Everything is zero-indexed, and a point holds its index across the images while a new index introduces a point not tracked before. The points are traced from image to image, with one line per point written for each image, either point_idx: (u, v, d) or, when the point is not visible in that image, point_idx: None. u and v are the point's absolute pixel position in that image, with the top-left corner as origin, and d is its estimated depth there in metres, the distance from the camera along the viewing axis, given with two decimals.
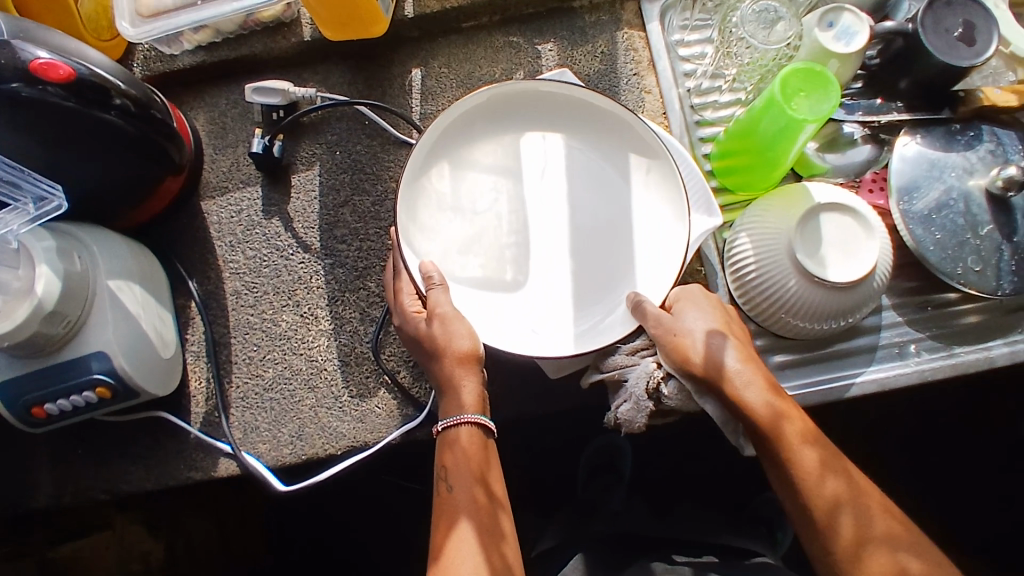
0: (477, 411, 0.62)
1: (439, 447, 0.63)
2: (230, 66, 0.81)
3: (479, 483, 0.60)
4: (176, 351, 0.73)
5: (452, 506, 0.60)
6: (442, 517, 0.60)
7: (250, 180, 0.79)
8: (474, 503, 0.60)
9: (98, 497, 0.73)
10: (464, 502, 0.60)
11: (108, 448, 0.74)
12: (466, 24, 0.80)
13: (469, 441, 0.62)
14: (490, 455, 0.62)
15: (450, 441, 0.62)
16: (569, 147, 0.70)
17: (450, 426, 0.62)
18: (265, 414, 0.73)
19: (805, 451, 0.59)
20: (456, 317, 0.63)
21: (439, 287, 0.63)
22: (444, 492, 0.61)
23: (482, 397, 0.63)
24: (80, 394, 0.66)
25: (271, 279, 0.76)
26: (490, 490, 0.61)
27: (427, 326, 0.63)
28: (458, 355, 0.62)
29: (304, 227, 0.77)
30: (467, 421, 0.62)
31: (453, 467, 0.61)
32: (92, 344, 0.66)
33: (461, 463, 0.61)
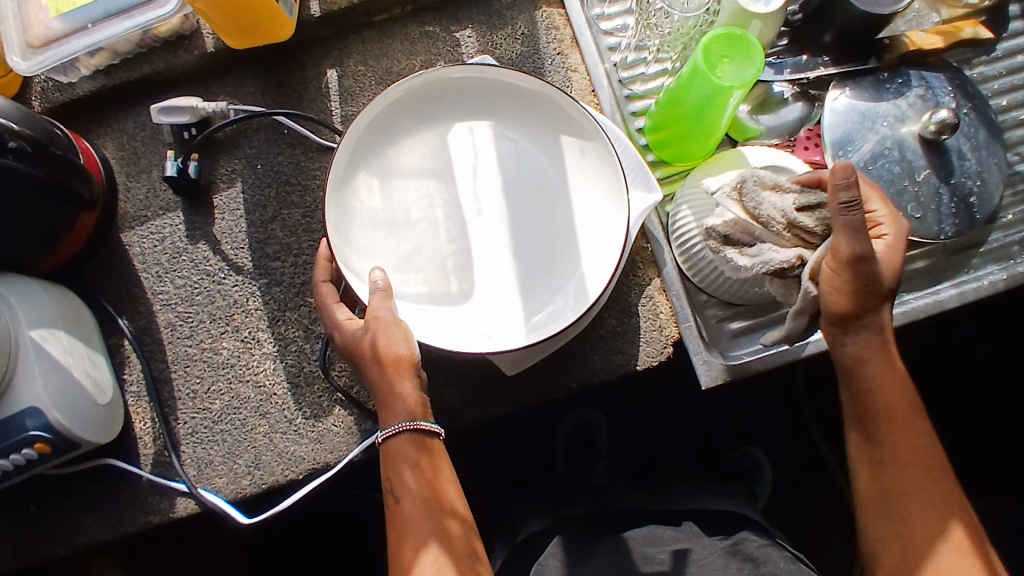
0: (417, 416, 0.61)
1: (381, 461, 0.62)
2: (134, 88, 0.77)
3: (429, 503, 0.61)
4: (114, 395, 0.70)
5: (407, 532, 0.60)
6: (394, 531, 0.61)
7: (170, 205, 0.75)
8: (430, 526, 0.60)
9: (55, 555, 0.70)
10: (420, 528, 0.60)
11: (60, 503, 0.71)
12: (378, 17, 0.77)
13: (417, 463, 0.61)
14: (438, 468, 0.62)
15: (397, 466, 0.61)
16: (496, 136, 0.68)
17: (388, 440, 0.61)
18: (218, 447, 0.70)
19: (908, 435, 0.60)
20: (398, 324, 0.61)
21: (377, 291, 0.61)
22: (393, 505, 0.61)
23: (421, 400, 0.62)
24: (18, 453, 0.62)
25: (207, 305, 0.73)
26: (443, 506, 0.61)
27: (362, 337, 0.61)
28: (394, 361, 0.60)
29: (234, 248, 0.74)
30: (407, 431, 0.61)
31: (401, 489, 0.61)
32: (23, 401, 0.62)
33: (409, 485, 0.60)
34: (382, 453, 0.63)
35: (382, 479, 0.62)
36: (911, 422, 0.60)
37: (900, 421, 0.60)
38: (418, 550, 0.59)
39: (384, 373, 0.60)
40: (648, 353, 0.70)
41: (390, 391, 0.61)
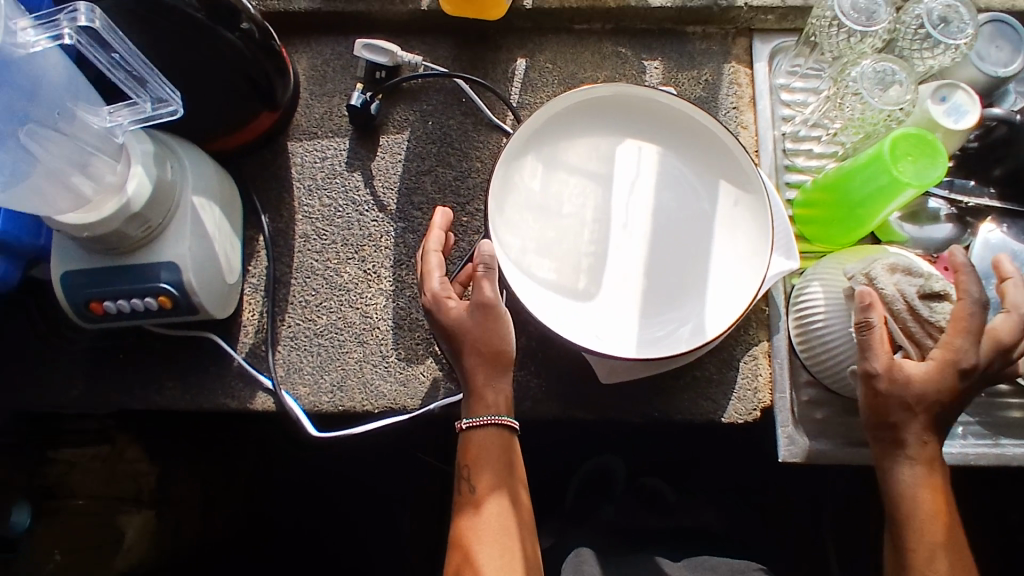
0: (499, 413, 0.65)
1: (460, 445, 0.66)
2: (344, 20, 0.83)
3: (502, 499, 0.64)
4: (238, 281, 0.74)
5: (476, 520, 0.63)
6: (466, 516, 0.64)
7: (340, 131, 0.80)
8: (499, 520, 0.63)
9: (129, 405, 0.74)
10: (494, 518, 0.63)
11: (149, 357, 0.74)
12: (578, 26, 0.81)
13: (496, 453, 0.64)
14: (517, 466, 0.66)
15: (477, 447, 0.64)
16: (661, 162, 0.71)
17: (471, 428, 0.65)
18: (311, 357, 0.74)
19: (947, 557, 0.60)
20: (505, 321, 0.63)
21: (487, 269, 0.61)
22: (466, 492, 0.64)
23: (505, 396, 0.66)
24: (142, 299, 0.66)
25: (343, 231, 0.77)
26: (514, 507, 0.65)
27: (464, 317, 0.63)
28: (493, 353, 0.64)
29: (384, 188, 0.78)
30: (499, 425, 0.65)
31: (480, 472, 0.64)
32: (160, 252, 0.66)
33: (487, 474, 0.64)
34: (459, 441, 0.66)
35: (459, 463, 0.65)
36: (935, 545, 0.60)
37: (933, 531, 0.60)
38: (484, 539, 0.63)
39: (484, 361, 0.64)
40: (737, 409, 0.71)
41: (483, 379, 0.64)
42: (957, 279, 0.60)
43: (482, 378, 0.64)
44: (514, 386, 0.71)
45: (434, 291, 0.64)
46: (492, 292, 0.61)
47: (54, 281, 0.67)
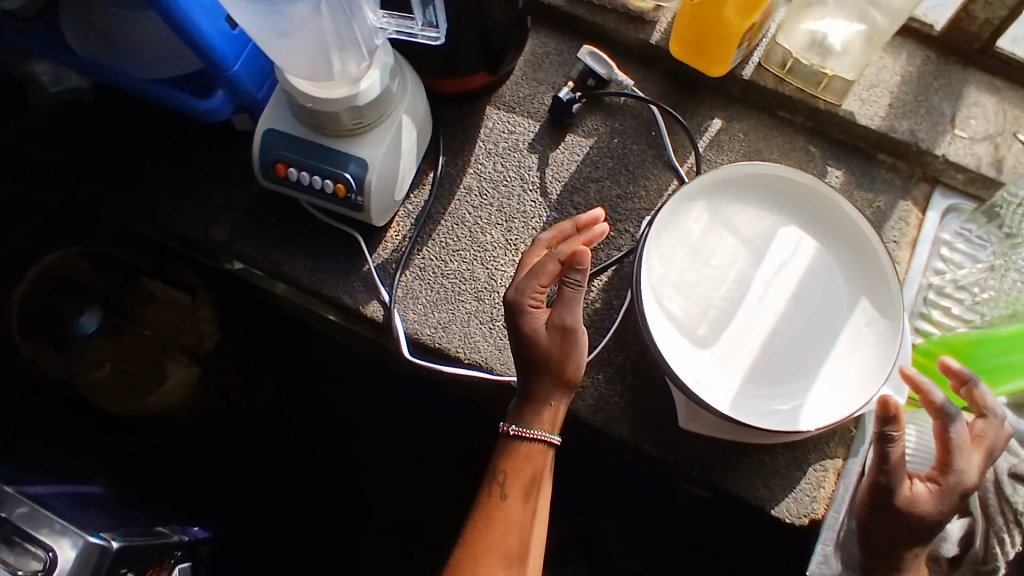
0: (549, 431, 0.69)
1: (501, 452, 0.70)
2: (575, 22, 0.87)
3: (526, 515, 0.69)
4: (401, 200, 0.80)
5: (501, 529, 0.68)
6: (488, 519, 0.69)
7: (536, 114, 0.85)
8: (515, 534, 0.69)
9: (261, 264, 0.80)
10: (513, 531, 0.68)
11: (294, 232, 0.81)
12: (780, 112, 0.86)
13: (531, 470, 0.69)
14: (546, 486, 0.71)
15: (517, 458, 0.69)
16: (816, 259, 0.73)
17: (521, 438, 0.69)
18: (430, 292, 0.79)
19: None
20: (576, 347, 0.67)
21: (575, 285, 0.67)
22: (496, 498, 0.69)
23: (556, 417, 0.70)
24: (323, 180, 0.73)
25: (502, 199, 0.82)
26: (531, 523, 0.70)
27: (541, 330, 0.67)
28: (561, 375, 0.68)
29: (553, 177, 0.82)
30: (546, 444, 0.69)
31: (513, 484, 0.69)
32: (355, 147, 0.72)
33: (521, 488, 0.69)
34: (502, 442, 0.70)
35: (496, 469, 0.70)
36: None
37: None
38: (503, 548, 0.68)
39: (546, 378, 0.68)
40: (789, 507, 0.73)
41: (542, 394, 0.68)
42: (934, 398, 0.66)
43: (542, 392, 0.68)
44: (596, 396, 0.75)
45: (524, 289, 0.67)
46: (573, 311, 0.67)
47: (257, 134, 0.74)
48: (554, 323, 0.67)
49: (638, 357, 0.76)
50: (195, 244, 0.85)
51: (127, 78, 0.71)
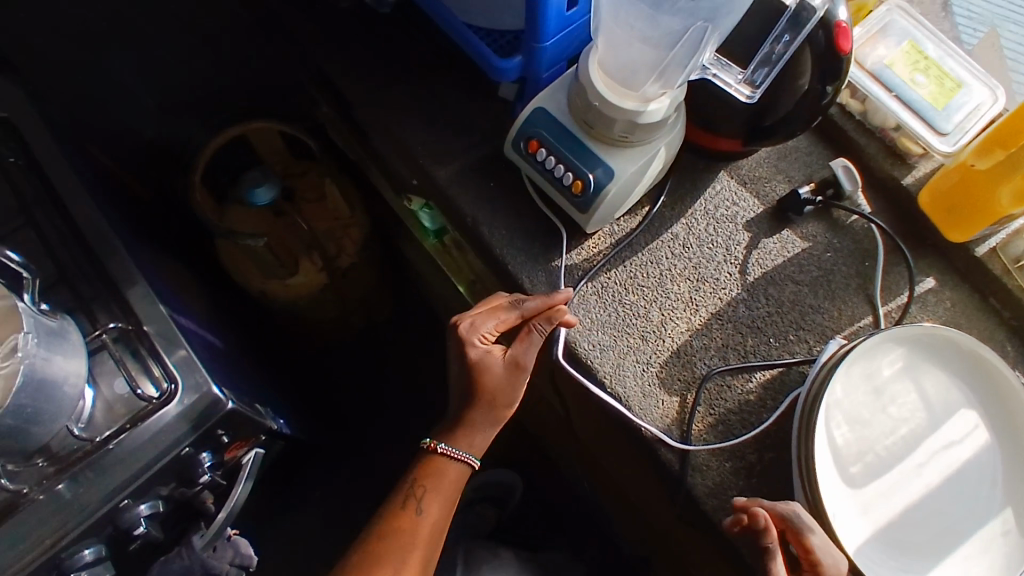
0: (473, 455, 0.77)
1: (425, 467, 0.77)
2: (836, 135, 0.90)
3: (436, 526, 0.75)
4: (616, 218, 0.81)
5: (408, 541, 0.73)
6: (398, 527, 0.74)
7: (764, 198, 0.86)
8: (421, 543, 0.74)
9: (463, 215, 0.84)
10: (421, 538, 0.74)
11: (506, 202, 0.84)
12: (992, 299, 0.85)
13: (450, 484, 0.76)
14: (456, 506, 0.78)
15: (439, 472, 0.76)
16: (987, 454, 0.71)
17: (447, 456, 0.76)
18: (603, 312, 0.79)
19: None
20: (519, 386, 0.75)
21: (539, 331, 0.74)
22: (410, 509, 0.75)
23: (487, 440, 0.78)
24: (567, 172, 0.76)
25: (701, 259, 0.82)
26: (438, 536, 0.75)
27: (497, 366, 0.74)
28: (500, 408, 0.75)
29: (756, 260, 0.83)
30: (467, 468, 0.77)
31: (430, 495, 0.75)
32: (609, 155, 0.74)
33: (436, 500, 0.75)
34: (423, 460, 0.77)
35: (416, 482, 0.76)
36: None
37: None
38: (410, 560, 0.73)
39: (485, 409, 0.75)
40: None
41: (480, 424, 0.75)
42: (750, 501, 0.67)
43: (477, 423, 0.75)
44: (717, 480, 0.73)
45: (477, 326, 0.75)
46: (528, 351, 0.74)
47: (527, 106, 0.78)
48: (507, 360, 0.75)
49: (772, 463, 0.74)
50: (413, 171, 0.91)
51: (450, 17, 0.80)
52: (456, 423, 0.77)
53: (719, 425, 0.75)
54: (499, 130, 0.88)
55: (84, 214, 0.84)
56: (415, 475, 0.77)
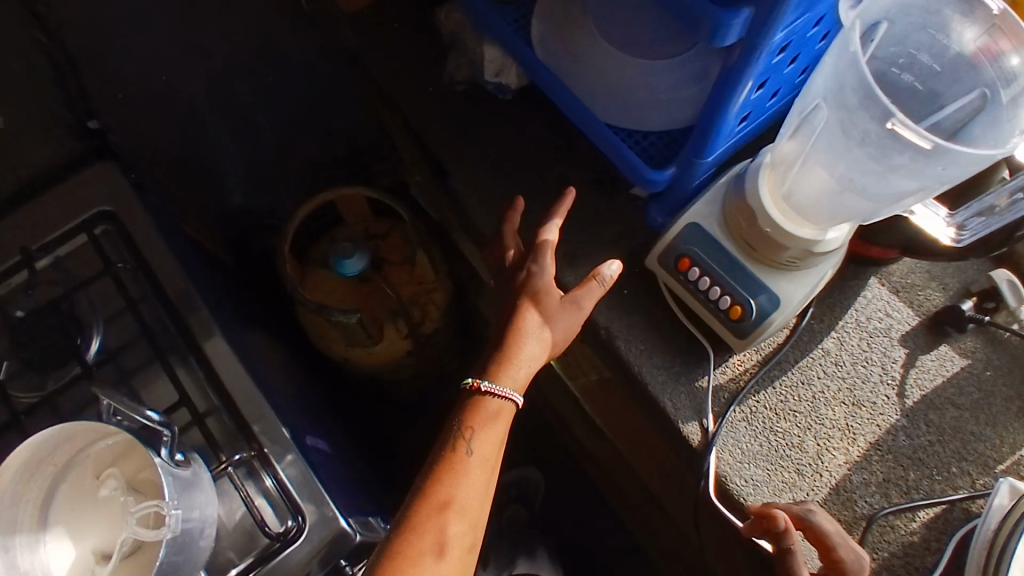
0: (517, 392, 0.67)
1: (465, 409, 0.67)
2: None
3: (487, 466, 0.64)
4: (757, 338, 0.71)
5: (458, 480, 0.62)
6: (445, 473, 0.62)
7: (919, 307, 0.79)
8: (471, 482, 0.62)
9: (596, 326, 0.78)
10: (471, 480, 0.62)
11: (641, 311, 0.79)
12: None
13: (498, 423, 0.66)
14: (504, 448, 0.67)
15: (484, 407, 0.66)
16: None
17: (488, 394, 0.66)
18: (755, 440, 0.73)
19: None
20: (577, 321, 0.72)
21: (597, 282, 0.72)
22: (458, 450, 0.64)
23: (534, 367, 0.69)
24: (723, 295, 0.70)
25: (856, 379, 0.76)
26: (486, 482, 0.64)
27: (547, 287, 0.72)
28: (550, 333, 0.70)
29: (914, 382, 0.76)
30: (511, 403, 0.67)
31: (478, 434, 0.65)
32: (773, 279, 0.68)
33: (485, 439, 0.65)
34: (465, 400, 0.67)
35: (460, 423, 0.66)
36: None
37: None
38: (464, 511, 0.61)
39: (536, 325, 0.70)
40: None
41: (524, 352, 0.69)
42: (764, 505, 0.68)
43: (514, 350, 0.68)
44: None
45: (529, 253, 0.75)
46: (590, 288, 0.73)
47: (678, 219, 0.72)
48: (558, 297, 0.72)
49: None
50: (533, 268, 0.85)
51: (595, 105, 0.77)
52: (496, 355, 0.69)
53: (882, 571, 0.71)
54: (631, 230, 0.82)
55: (197, 318, 0.83)
56: (457, 418, 0.67)
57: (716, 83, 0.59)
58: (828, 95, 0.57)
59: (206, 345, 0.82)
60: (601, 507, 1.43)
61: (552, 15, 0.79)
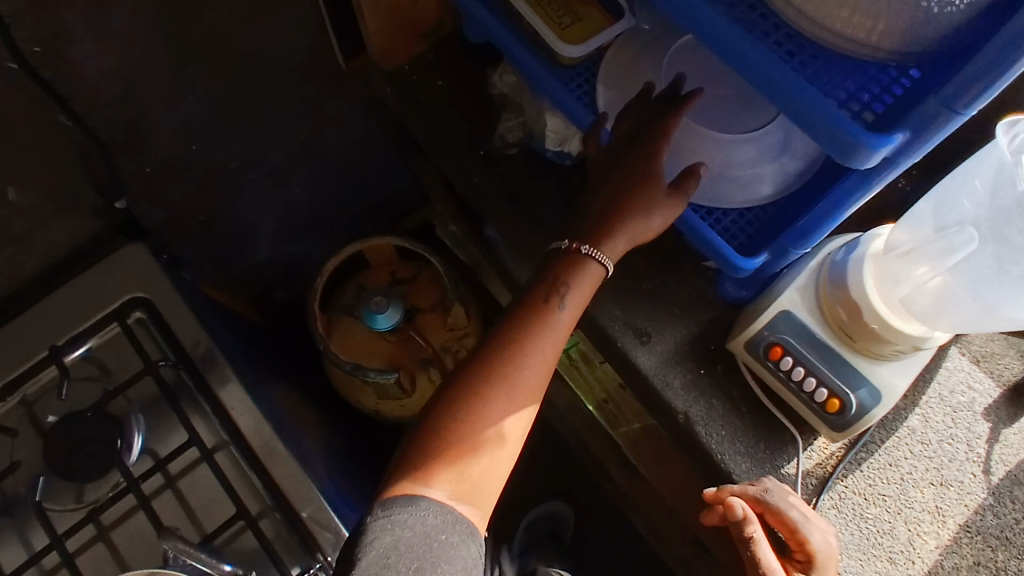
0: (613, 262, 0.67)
1: (561, 256, 0.67)
2: None
3: (565, 326, 0.66)
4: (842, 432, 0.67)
5: (543, 335, 0.64)
6: (531, 318, 0.65)
7: (1000, 378, 0.77)
8: (551, 340, 0.65)
9: (673, 410, 0.75)
10: (547, 340, 0.65)
11: (718, 392, 0.75)
12: None
13: (585, 284, 0.66)
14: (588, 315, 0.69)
15: (579, 267, 0.66)
16: None
17: (590, 257, 0.66)
18: (843, 529, 0.72)
19: None
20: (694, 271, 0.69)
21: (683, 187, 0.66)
22: (550, 304, 0.65)
23: (634, 241, 0.67)
24: (819, 387, 0.66)
25: (942, 458, 0.74)
26: (559, 342, 0.65)
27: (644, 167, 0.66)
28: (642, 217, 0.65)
29: (1000, 458, 0.74)
30: (602, 270, 0.66)
31: (571, 292, 0.65)
32: (875, 372, 0.65)
33: (576, 301, 0.66)
34: (561, 254, 0.67)
35: (555, 272, 0.66)
36: None
37: None
38: (538, 368, 0.64)
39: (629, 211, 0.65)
40: None
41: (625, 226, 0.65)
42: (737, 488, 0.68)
43: (635, 202, 0.65)
44: None
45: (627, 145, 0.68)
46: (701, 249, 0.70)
47: (767, 305, 0.68)
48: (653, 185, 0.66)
49: None
50: (597, 342, 0.81)
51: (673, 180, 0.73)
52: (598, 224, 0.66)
53: None
54: (702, 303, 0.78)
55: (227, 389, 0.78)
56: (548, 272, 0.67)
57: (831, 194, 0.58)
58: (983, 225, 0.56)
59: (229, 403, 0.78)
60: (640, 545, 1.41)
61: (617, 83, 0.76)
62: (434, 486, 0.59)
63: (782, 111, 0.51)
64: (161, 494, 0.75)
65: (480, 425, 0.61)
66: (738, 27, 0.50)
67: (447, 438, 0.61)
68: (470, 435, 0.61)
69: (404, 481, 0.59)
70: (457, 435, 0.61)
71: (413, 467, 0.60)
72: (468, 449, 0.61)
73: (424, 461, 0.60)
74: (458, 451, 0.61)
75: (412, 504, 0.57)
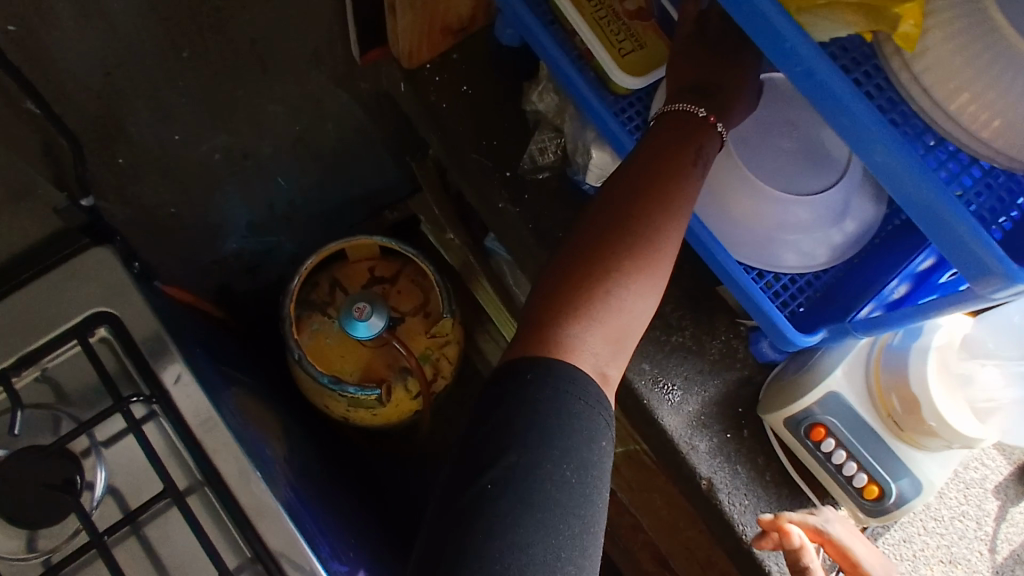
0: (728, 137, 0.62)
1: (694, 122, 0.58)
2: None
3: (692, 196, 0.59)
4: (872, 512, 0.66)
5: (682, 206, 0.56)
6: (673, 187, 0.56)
7: (1010, 456, 0.77)
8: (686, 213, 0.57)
9: (697, 476, 0.71)
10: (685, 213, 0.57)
11: (743, 458, 0.72)
12: None
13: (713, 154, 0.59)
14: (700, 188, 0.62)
15: (709, 136, 0.59)
16: None
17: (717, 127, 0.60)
18: None
19: None
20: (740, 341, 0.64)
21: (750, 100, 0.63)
22: (691, 171, 0.57)
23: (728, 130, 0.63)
24: (859, 473, 0.65)
25: (952, 535, 0.74)
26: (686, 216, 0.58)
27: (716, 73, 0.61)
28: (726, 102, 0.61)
29: (1005, 536, 0.74)
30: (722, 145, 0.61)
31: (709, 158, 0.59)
32: (918, 464, 0.64)
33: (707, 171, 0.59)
34: (695, 119, 0.59)
35: (693, 138, 0.58)
36: None
37: None
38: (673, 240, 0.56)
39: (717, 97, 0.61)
40: None
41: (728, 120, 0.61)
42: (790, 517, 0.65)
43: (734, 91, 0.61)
44: None
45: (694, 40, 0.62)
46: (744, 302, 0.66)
47: (814, 385, 0.65)
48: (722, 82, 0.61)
49: None
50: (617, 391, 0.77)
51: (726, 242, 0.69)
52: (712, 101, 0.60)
53: None
54: (731, 360, 0.75)
55: (183, 389, 0.67)
56: (679, 133, 0.58)
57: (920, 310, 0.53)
58: None
59: (182, 402, 0.67)
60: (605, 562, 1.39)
61: None
62: (581, 358, 0.51)
63: (919, 226, 0.47)
64: (125, 543, 0.66)
65: (624, 294, 0.54)
66: (880, 122, 0.44)
67: (589, 305, 0.53)
68: (613, 306, 0.54)
69: (550, 352, 0.51)
70: (603, 304, 0.53)
71: (555, 337, 0.52)
72: (612, 322, 0.53)
73: (570, 330, 0.52)
74: (603, 323, 0.53)
75: (562, 387, 0.50)
